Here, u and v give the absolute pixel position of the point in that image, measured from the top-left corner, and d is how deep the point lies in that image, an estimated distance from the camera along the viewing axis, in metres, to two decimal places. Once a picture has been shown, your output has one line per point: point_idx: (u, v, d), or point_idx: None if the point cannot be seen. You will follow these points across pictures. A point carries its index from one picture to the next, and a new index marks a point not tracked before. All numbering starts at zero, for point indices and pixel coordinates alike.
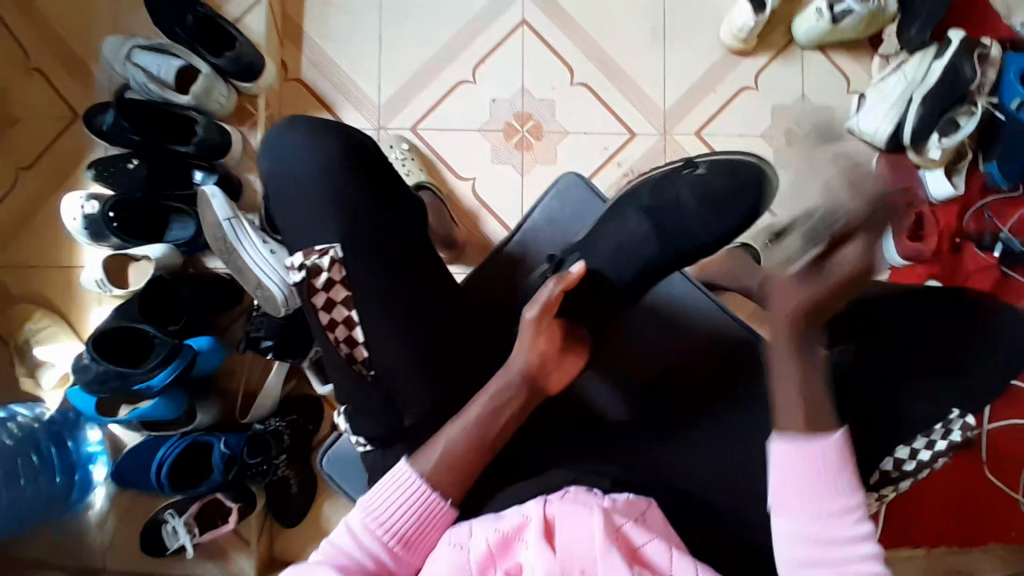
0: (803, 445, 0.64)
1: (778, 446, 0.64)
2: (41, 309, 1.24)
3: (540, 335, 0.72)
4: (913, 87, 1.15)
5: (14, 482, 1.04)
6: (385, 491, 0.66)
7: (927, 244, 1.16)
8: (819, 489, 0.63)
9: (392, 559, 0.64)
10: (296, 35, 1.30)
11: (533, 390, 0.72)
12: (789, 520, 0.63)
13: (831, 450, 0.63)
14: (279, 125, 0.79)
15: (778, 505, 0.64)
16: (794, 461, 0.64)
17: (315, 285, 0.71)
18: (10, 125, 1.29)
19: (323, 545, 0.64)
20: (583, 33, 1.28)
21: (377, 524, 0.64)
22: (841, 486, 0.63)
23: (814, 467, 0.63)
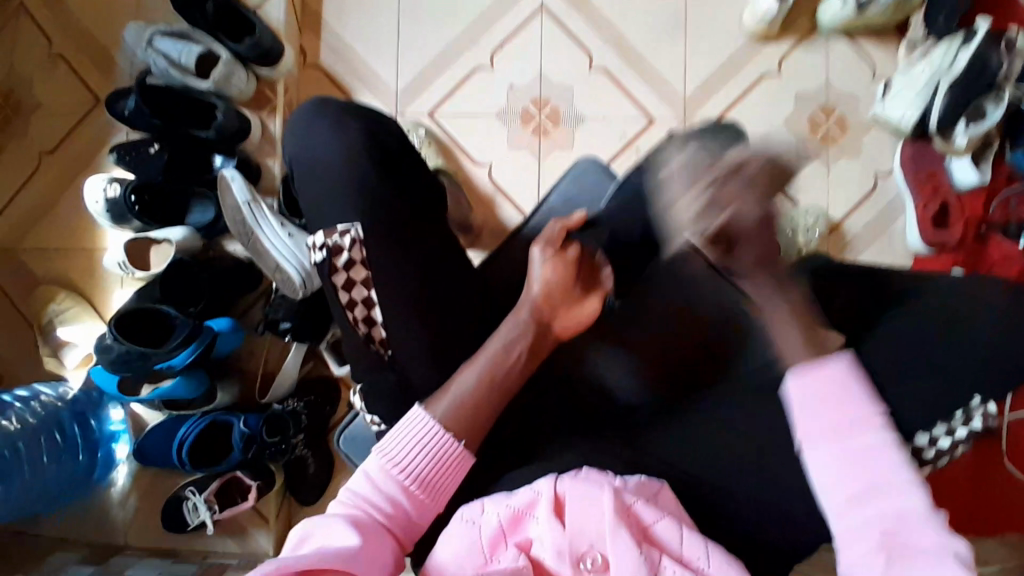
0: (811, 369, 0.57)
1: (794, 383, 0.57)
2: (65, 291, 1.25)
3: (550, 264, 0.76)
4: (939, 74, 1.11)
5: (37, 461, 1.07)
6: (396, 435, 0.66)
7: (952, 233, 1.15)
8: (838, 407, 0.56)
9: (411, 502, 0.65)
10: (315, 21, 1.30)
11: (543, 326, 0.74)
12: (819, 454, 0.56)
13: (840, 370, 0.57)
14: (306, 104, 0.80)
15: (805, 442, 0.57)
16: (808, 384, 0.57)
17: (337, 264, 0.72)
18: (36, 110, 1.31)
19: (340, 495, 0.64)
20: (603, 18, 1.27)
21: (394, 467, 0.65)
22: (854, 402, 0.56)
23: (824, 388, 0.56)
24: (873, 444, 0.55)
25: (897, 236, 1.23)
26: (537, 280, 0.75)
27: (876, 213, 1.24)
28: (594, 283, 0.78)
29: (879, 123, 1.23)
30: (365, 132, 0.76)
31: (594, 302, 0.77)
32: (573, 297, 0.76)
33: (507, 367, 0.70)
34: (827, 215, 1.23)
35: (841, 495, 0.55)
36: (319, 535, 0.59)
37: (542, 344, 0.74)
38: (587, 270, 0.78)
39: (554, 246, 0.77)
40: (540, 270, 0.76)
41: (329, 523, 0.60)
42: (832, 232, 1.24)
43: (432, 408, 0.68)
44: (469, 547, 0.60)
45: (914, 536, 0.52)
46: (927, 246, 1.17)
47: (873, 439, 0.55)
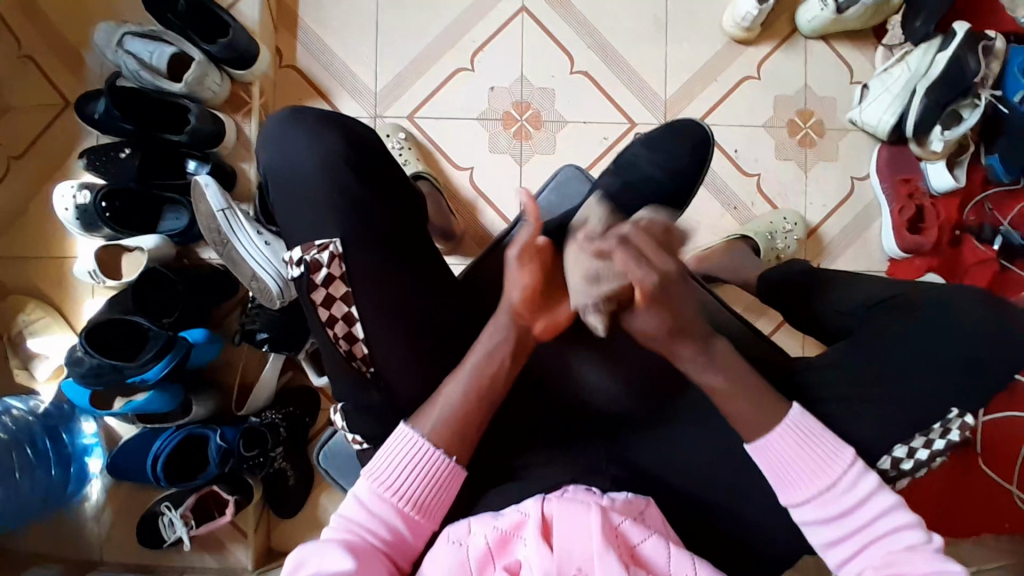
0: (764, 440, 0.65)
1: (753, 449, 0.65)
2: (34, 301, 1.22)
3: (528, 268, 0.69)
4: (916, 79, 1.13)
5: (10, 476, 1.04)
6: (388, 456, 0.66)
7: (927, 237, 1.16)
8: (809, 460, 0.64)
9: (406, 524, 0.64)
10: (290, 22, 1.27)
11: (522, 330, 0.71)
12: (805, 516, 0.64)
13: (797, 425, 0.65)
14: (279, 114, 0.77)
15: (787, 498, 0.65)
16: (770, 453, 0.65)
17: (316, 280, 0.70)
18: (1, 113, 1.26)
19: (334, 520, 0.64)
20: (584, 20, 1.26)
21: (387, 490, 0.64)
22: (828, 452, 0.64)
23: (791, 443, 0.64)
24: (853, 494, 0.63)
25: (874, 241, 1.23)
26: (517, 284, 0.70)
27: (853, 217, 1.24)
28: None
29: (856, 126, 1.24)
30: (342, 142, 0.74)
31: (571, 306, 0.73)
32: (551, 300, 0.72)
33: (490, 374, 0.69)
34: (807, 219, 1.24)
35: (833, 550, 0.63)
36: (315, 560, 0.59)
37: (524, 349, 0.72)
38: (568, 266, 0.73)
39: (529, 248, 0.68)
40: (517, 275, 0.69)
41: (323, 548, 0.61)
42: (811, 236, 1.23)
43: (418, 425, 0.67)
44: (458, 569, 0.60)
45: (911, 563, 0.59)
46: (904, 251, 1.18)
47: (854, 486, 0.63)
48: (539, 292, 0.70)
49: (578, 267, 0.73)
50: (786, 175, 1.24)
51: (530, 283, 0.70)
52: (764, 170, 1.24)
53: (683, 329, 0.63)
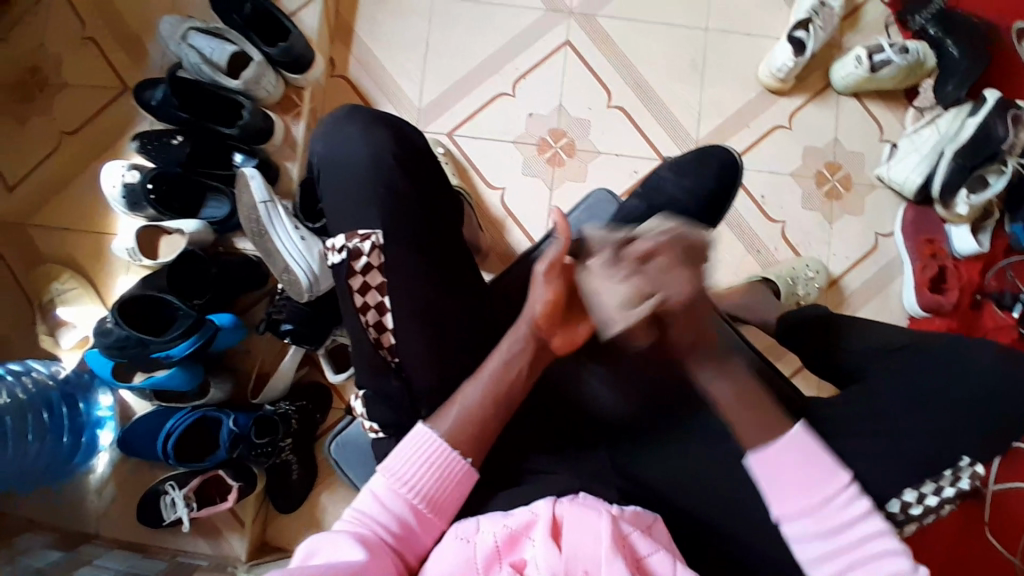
0: (773, 450, 0.62)
1: (755, 461, 0.62)
2: (69, 272, 1.26)
3: (552, 285, 0.70)
4: (945, 141, 1.18)
5: (23, 440, 1.06)
6: (402, 452, 0.68)
7: (948, 298, 1.18)
8: (808, 477, 0.61)
9: (417, 520, 0.66)
10: (346, 34, 1.34)
11: (540, 343, 0.73)
12: (801, 530, 0.61)
13: (800, 441, 0.62)
14: (340, 111, 0.84)
15: (781, 514, 0.62)
16: (771, 466, 0.61)
17: (355, 267, 0.74)
18: (61, 91, 1.33)
19: (347, 513, 0.66)
20: (624, 57, 1.31)
21: (400, 485, 0.66)
22: (827, 469, 0.61)
23: (794, 460, 0.61)
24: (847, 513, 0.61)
25: (893, 298, 1.24)
26: (539, 299, 0.71)
27: (873, 272, 1.25)
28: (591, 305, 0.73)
29: (884, 183, 1.27)
30: (390, 145, 0.79)
31: (584, 328, 0.73)
32: (568, 317, 0.72)
33: (509, 384, 0.71)
34: (828, 269, 1.25)
35: (819, 562, 0.61)
36: (326, 550, 0.61)
37: (542, 358, 0.74)
38: (585, 291, 0.73)
39: (556, 266, 0.68)
40: (541, 290, 0.71)
41: (334, 540, 0.62)
42: (831, 287, 1.25)
43: (436, 425, 0.69)
44: (465, 565, 0.62)
45: None
46: (924, 309, 1.19)
47: (848, 504, 0.61)
48: (554, 306, 0.70)
49: None
50: (811, 224, 1.27)
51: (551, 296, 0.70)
52: (789, 217, 1.27)
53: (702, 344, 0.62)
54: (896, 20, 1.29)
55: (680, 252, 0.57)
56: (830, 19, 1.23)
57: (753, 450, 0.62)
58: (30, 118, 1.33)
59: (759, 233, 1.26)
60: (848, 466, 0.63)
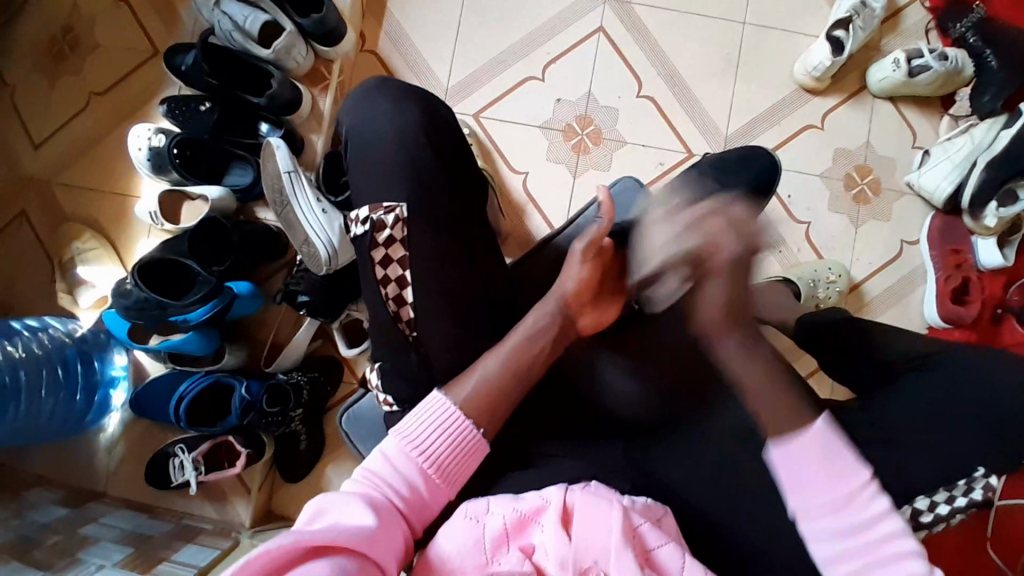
0: (795, 446, 0.61)
1: (776, 454, 0.61)
2: (91, 231, 1.27)
3: (587, 264, 0.78)
4: (978, 151, 1.15)
5: (35, 393, 1.08)
6: (418, 417, 0.67)
7: (969, 310, 1.16)
8: (829, 477, 0.61)
9: (427, 487, 0.66)
10: (378, 9, 1.33)
11: (567, 322, 0.76)
12: (818, 524, 0.61)
13: (824, 439, 0.61)
14: (371, 82, 0.83)
15: (800, 509, 0.62)
16: (792, 461, 0.61)
17: (377, 239, 0.74)
18: (91, 50, 1.33)
19: (358, 472, 0.65)
20: (657, 47, 1.29)
21: (413, 449, 0.66)
22: (846, 468, 0.61)
23: (817, 457, 0.60)
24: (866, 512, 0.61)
25: (914, 307, 1.23)
26: (572, 277, 0.78)
27: (896, 280, 1.24)
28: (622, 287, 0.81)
29: (913, 191, 1.25)
30: (422, 121, 0.79)
31: (613, 307, 0.81)
32: (599, 298, 0.80)
33: (529, 361, 0.72)
34: (850, 274, 1.23)
35: (838, 559, 0.61)
36: (336, 509, 0.60)
37: (566, 336, 0.76)
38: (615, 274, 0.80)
39: (593, 245, 0.78)
40: (576, 269, 0.78)
41: (343, 499, 0.62)
42: (852, 292, 1.23)
43: (453, 393, 0.69)
44: (472, 544, 0.62)
45: None
46: (944, 321, 1.17)
47: (869, 505, 0.61)
48: (587, 283, 0.78)
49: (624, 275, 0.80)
50: (836, 229, 1.25)
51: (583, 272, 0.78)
52: (815, 219, 1.25)
53: (738, 316, 0.58)
54: (937, 26, 1.26)
55: (756, 206, 0.64)
56: (870, 20, 1.21)
57: (775, 439, 0.62)
58: (60, 76, 1.33)
59: (782, 234, 1.25)
60: (868, 465, 0.62)
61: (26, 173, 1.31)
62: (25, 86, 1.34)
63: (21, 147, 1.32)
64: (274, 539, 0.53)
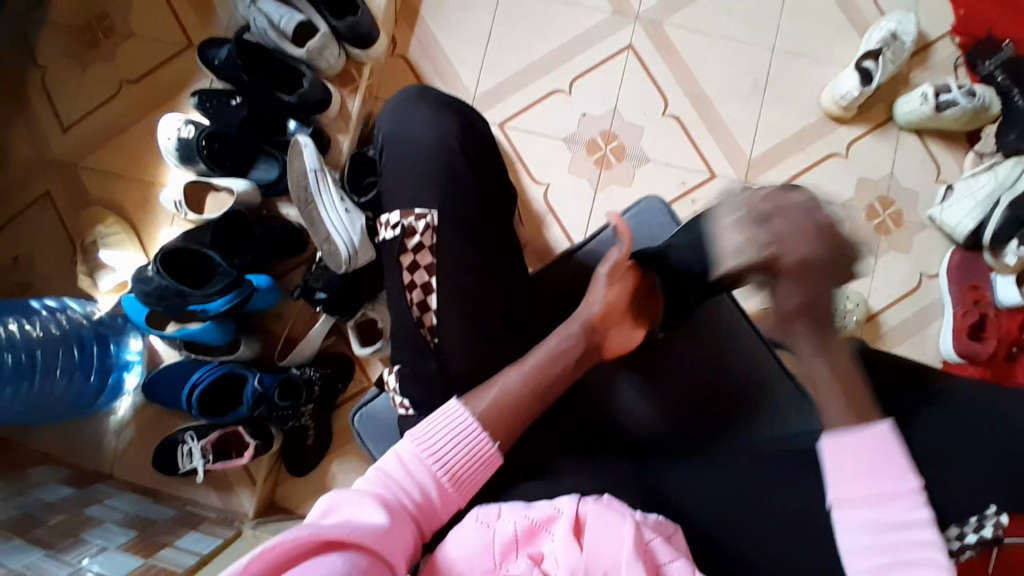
0: (848, 437, 0.62)
1: (828, 443, 0.62)
2: (115, 216, 1.29)
3: (613, 285, 0.80)
4: (1000, 190, 1.16)
5: (50, 373, 1.09)
6: (435, 423, 0.68)
7: (985, 347, 1.15)
8: (875, 472, 0.61)
9: (438, 493, 0.65)
10: (411, 15, 1.35)
11: (592, 339, 0.76)
12: (853, 515, 0.60)
13: (879, 439, 0.61)
14: (408, 91, 0.86)
15: (836, 497, 0.61)
16: (842, 453, 0.62)
17: (407, 245, 0.76)
18: (127, 38, 1.36)
19: (371, 471, 0.65)
20: (685, 67, 1.30)
21: (428, 455, 0.66)
22: (896, 471, 0.61)
23: (868, 453, 0.61)
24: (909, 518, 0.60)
25: (930, 341, 1.22)
26: (598, 299, 0.79)
27: (912, 312, 1.23)
28: (645, 316, 0.82)
29: (934, 225, 1.24)
30: (456, 130, 0.81)
31: (637, 335, 0.81)
32: (625, 324, 0.80)
33: (550, 378, 0.72)
34: (867, 303, 1.23)
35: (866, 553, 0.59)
36: (349, 508, 0.60)
37: (590, 358, 0.76)
38: (643, 302, 0.83)
39: (618, 267, 0.81)
40: (603, 290, 0.80)
41: (355, 499, 0.62)
42: (868, 321, 1.23)
43: (471, 404, 0.69)
44: (482, 548, 0.62)
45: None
46: (959, 356, 1.17)
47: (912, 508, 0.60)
48: (616, 304, 0.79)
49: (651, 303, 0.83)
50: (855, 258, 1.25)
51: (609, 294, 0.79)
52: None
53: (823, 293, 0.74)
54: (966, 62, 1.26)
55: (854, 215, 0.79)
56: (899, 53, 1.22)
57: (829, 430, 0.63)
58: (95, 62, 1.36)
59: None
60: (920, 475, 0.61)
61: (55, 154, 1.33)
62: (59, 68, 1.36)
63: (51, 129, 1.34)
64: (290, 530, 0.53)
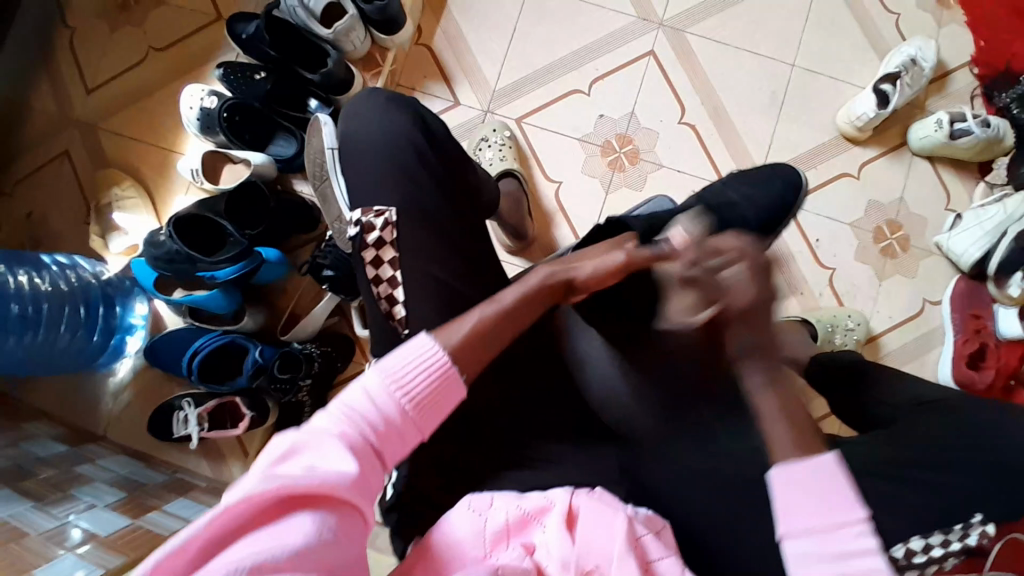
0: (797, 464, 0.59)
1: (777, 475, 0.59)
2: (131, 180, 1.31)
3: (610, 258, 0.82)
4: (1009, 222, 1.16)
5: (54, 328, 1.11)
6: (406, 353, 0.61)
7: (982, 376, 1.16)
8: (823, 504, 0.58)
9: (405, 428, 0.60)
10: (439, 6, 1.37)
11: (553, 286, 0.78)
12: (801, 547, 0.57)
13: (825, 469, 0.59)
14: (363, 95, 0.89)
15: (786, 529, 0.58)
16: (794, 480, 0.59)
17: (367, 240, 0.78)
18: (157, 8, 1.37)
19: (334, 407, 0.59)
20: (704, 78, 1.32)
21: (394, 388, 0.60)
22: (845, 502, 0.57)
23: (814, 485, 0.58)
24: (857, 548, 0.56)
25: (928, 366, 1.22)
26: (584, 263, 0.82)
27: (912, 337, 1.24)
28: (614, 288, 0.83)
29: (940, 251, 1.25)
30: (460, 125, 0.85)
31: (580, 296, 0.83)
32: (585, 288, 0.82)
33: (515, 319, 0.71)
34: (869, 325, 1.24)
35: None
36: (312, 455, 0.55)
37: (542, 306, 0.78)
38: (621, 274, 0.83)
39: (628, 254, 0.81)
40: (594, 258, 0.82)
41: (317, 444, 0.56)
42: (868, 342, 1.23)
43: (439, 338, 0.64)
44: (473, 537, 0.62)
45: None
46: (956, 383, 1.17)
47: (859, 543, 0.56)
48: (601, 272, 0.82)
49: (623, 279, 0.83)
50: (859, 277, 1.25)
51: (608, 261, 0.82)
52: (839, 266, 1.26)
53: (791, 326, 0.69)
54: (982, 94, 1.28)
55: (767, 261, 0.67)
56: (918, 79, 1.23)
57: (778, 462, 0.60)
58: (124, 29, 1.37)
59: (804, 275, 1.26)
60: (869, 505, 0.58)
61: (78, 116, 1.35)
62: (89, 31, 1.38)
63: (76, 90, 1.36)
64: (254, 485, 0.51)
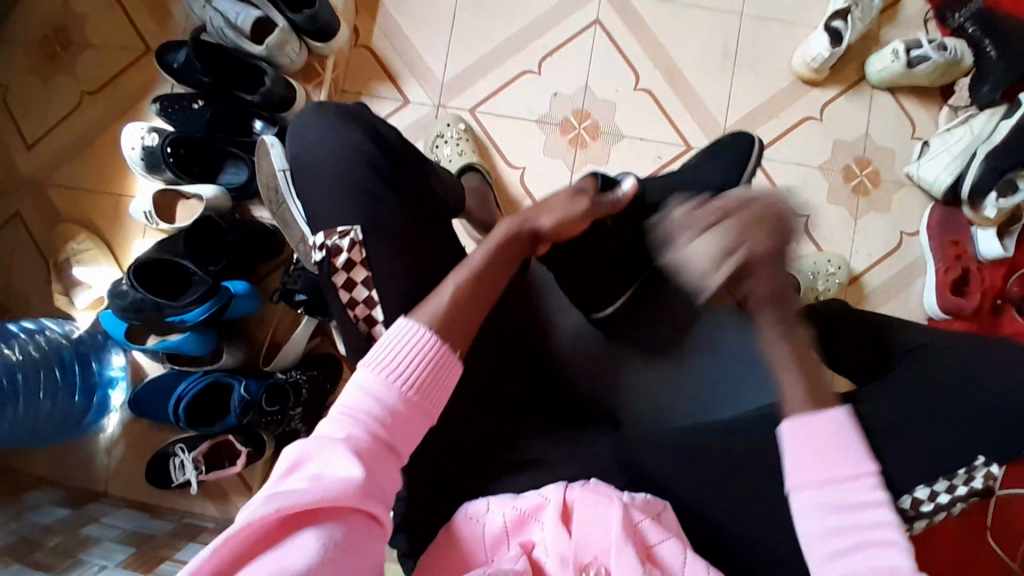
0: (807, 419, 0.61)
1: (788, 427, 0.61)
2: (85, 231, 1.26)
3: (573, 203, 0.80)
4: (978, 142, 1.15)
5: (33, 396, 1.08)
6: (389, 345, 0.61)
7: (969, 301, 1.16)
8: (834, 456, 0.60)
9: (409, 413, 0.59)
10: (373, 4, 1.32)
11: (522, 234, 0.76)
12: (808, 501, 0.59)
13: (837, 425, 0.61)
14: (311, 107, 0.84)
15: (794, 482, 0.60)
16: (805, 432, 0.61)
17: (336, 264, 0.75)
18: (84, 49, 1.32)
19: (334, 412, 0.58)
20: (654, 40, 1.28)
21: (389, 378, 0.59)
22: (852, 454, 0.60)
23: (821, 438, 0.60)
24: (863, 498, 0.58)
25: (913, 298, 1.22)
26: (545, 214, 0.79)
27: (893, 272, 1.23)
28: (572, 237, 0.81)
29: (912, 182, 1.24)
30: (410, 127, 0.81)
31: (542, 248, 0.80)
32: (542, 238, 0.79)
33: (491, 283, 0.70)
34: (849, 266, 1.23)
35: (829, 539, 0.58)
36: (317, 464, 0.54)
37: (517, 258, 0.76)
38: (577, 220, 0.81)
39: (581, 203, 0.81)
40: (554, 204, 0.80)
41: (323, 451, 0.55)
42: (851, 283, 1.23)
43: (417, 317, 0.64)
44: (475, 544, 0.64)
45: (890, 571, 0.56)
46: (943, 312, 1.17)
47: (868, 491, 0.59)
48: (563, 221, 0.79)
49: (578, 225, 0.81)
50: (835, 220, 1.24)
51: (568, 211, 0.79)
52: (813, 212, 1.25)
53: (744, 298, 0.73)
54: (936, 16, 1.25)
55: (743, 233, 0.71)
56: (869, 11, 1.20)
57: (789, 415, 0.62)
58: (54, 75, 1.32)
59: None
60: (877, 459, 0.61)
61: (22, 173, 1.30)
62: (18, 83, 1.32)
63: (15, 146, 1.31)
64: (256, 510, 0.49)
